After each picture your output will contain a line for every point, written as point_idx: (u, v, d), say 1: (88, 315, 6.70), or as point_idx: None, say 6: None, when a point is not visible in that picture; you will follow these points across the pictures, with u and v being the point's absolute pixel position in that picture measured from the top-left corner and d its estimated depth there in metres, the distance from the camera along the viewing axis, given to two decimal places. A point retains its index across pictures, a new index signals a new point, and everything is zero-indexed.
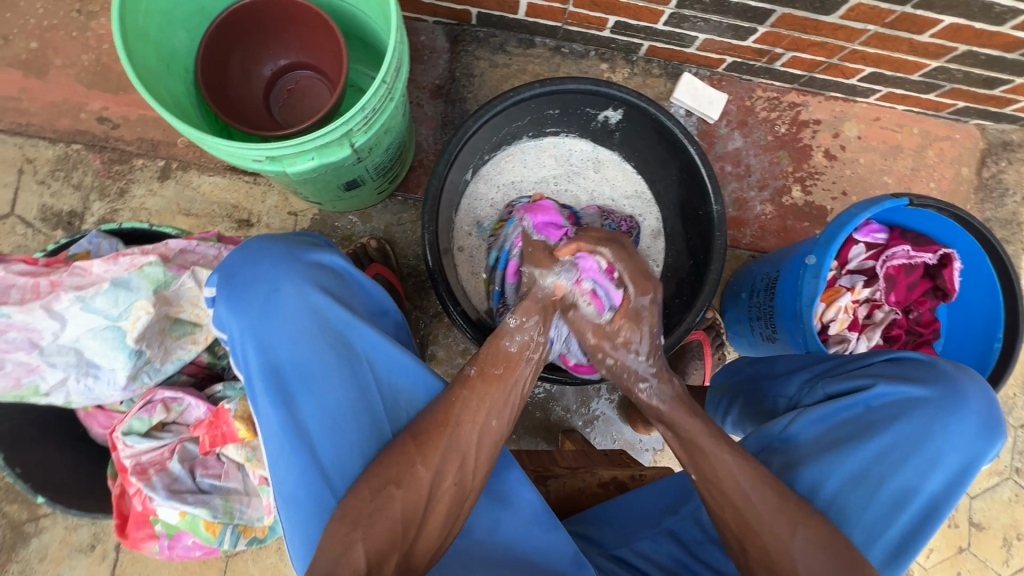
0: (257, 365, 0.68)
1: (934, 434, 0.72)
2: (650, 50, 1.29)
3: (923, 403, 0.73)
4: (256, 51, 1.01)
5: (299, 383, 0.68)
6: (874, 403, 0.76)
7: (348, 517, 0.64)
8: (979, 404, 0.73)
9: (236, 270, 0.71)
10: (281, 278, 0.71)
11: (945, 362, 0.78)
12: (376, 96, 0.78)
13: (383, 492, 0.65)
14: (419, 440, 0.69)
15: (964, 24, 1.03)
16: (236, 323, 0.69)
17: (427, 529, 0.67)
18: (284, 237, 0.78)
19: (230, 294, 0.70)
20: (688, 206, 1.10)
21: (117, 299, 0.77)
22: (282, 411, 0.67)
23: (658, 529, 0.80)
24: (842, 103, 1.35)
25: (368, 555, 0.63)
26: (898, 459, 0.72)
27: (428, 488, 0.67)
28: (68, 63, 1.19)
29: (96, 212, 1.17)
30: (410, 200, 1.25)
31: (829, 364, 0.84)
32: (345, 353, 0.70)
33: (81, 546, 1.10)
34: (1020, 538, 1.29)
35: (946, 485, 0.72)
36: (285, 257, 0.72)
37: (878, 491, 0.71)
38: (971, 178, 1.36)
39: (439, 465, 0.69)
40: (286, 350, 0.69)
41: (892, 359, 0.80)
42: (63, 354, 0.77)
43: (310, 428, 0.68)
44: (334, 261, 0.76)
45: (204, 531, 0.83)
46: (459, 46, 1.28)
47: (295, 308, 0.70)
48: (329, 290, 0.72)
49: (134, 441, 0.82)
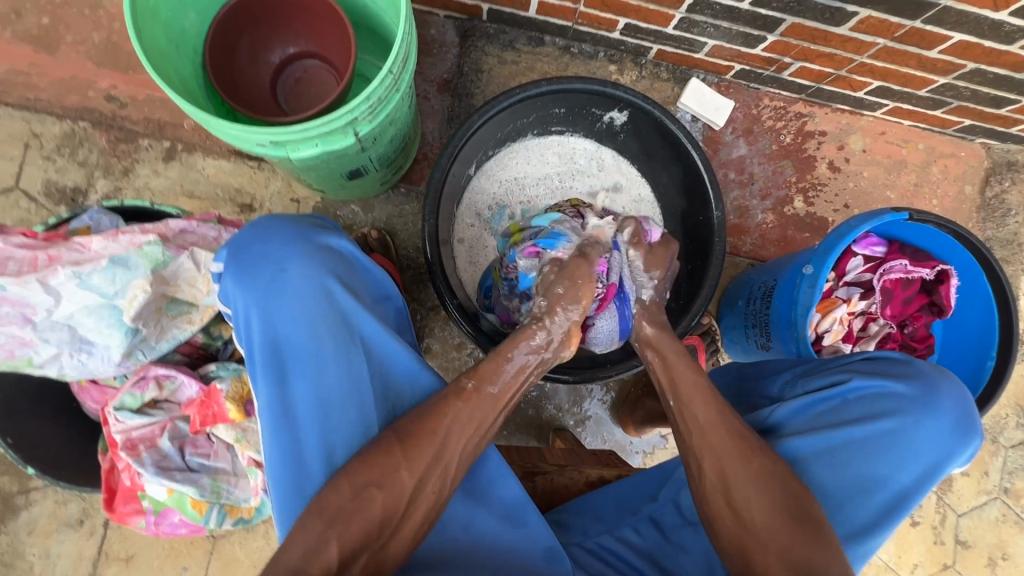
0: (259, 341, 0.69)
1: (907, 429, 0.72)
2: (659, 54, 1.29)
3: (899, 398, 0.74)
4: (265, 37, 1.02)
5: (297, 364, 0.69)
6: (850, 397, 0.76)
7: (324, 514, 0.63)
8: (953, 402, 0.73)
9: (245, 246, 0.72)
10: (290, 257, 0.71)
11: (924, 363, 0.78)
12: (382, 86, 0.79)
13: (364, 493, 0.65)
14: (406, 443, 0.68)
15: (973, 41, 1.03)
16: (242, 298, 0.70)
17: (402, 533, 0.67)
18: (295, 217, 0.79)
19: (239, 270, 0.71)
20: (690, 212, 1.10)
21: (114, 277, 0.77)
22: (277, 389, 0.68)
23: (638, 517, 0.81)
24: (849, 116, 1.35)
25: (343, 552, 0.62)
26: (873, 452, 0.71)
27: (410, 492, 0.67)
28: (79, 40, 1.19)
29: (100, 189, 1.18)
30: (412, 192, 1.25)
31: (814, 364, 0.84)
32: (347, 340, 0.71)
33: (70, 521, 1.11)
34: (1006, 558, 1.29)
35: (919, 480, 0.72)
36: (297, 236, 0.73)
37: (847, 483, 0.71)
38: (974, 197, 1.36)
39: (423, 473, 0.68)
40: (289, 329, 0.70)
41: (870, 359, 0.80)
42: (56, 330, 0.77)
43: (304, 410, 0.68)
44: (342, 244, 0.76)
45: (191, 509, 0.84)
46: (468, 41, 1.28)
47: (302, 288, 0.70)
48: (339, 276, 0.72)
49: (125, 417, 0.82)
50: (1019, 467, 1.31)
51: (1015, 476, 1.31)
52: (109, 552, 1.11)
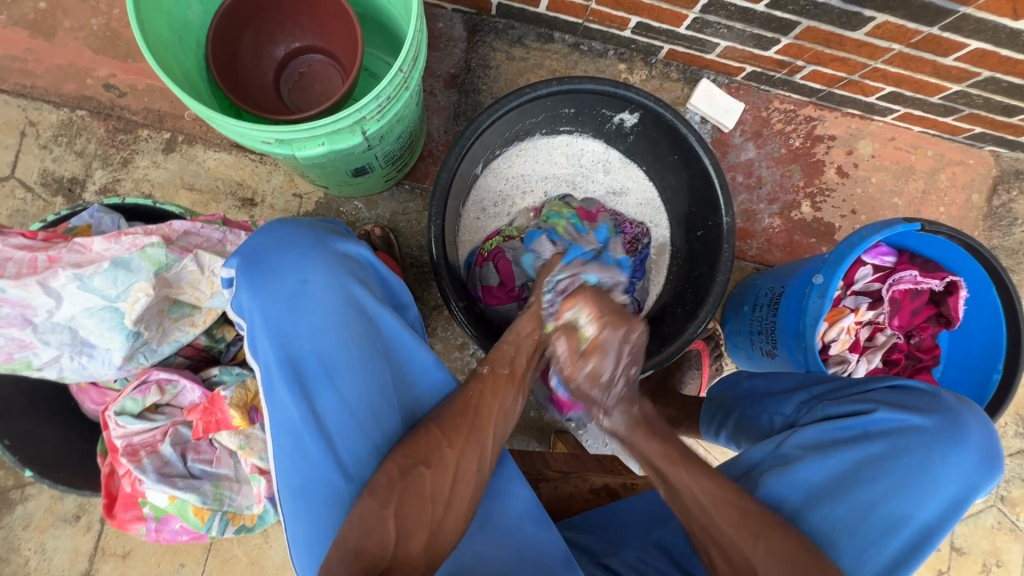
0: (273, 353, 0.67)
1: (932, 464, 0.71)
2: (669, 54, 1.27)
3: (924, 432, 0.72)
4: (270, 31, 0.99)
5: (318, 376, 0.67)
6: (871, 428, 0.74)
7: (377, 496, 0.63)
8: (979, 437, 0.72)
9: (262, 255, 0.70)
10: (311, 267, 0.69)
11: (948, 394, 0.77)
12: (392, 85, 0.77)
13: (413, 472, 0.64)
14: (445, 427, 0.69)
15: (989, 50, 1.01)
16: (258, 310, 0.68)
17: (454, 510, 0.66)
18: (309, 222, 0.77)
19: (254, 279, 0.68)
20: (697, 218, 1.09)
21: (116, 279, 0.75)
22: (302, 402, 0.66)
23: (646, 541, 0.79)
24: (859, 120, 1.34)
25: (400, 527, 0.62)
26: (895, 486, 0.70)
27: (454, 468, 0.67)
28: (77, 27, 1.16)
29: (98, 180, 1.16)
30: (417, 189, 1.23)
31: (830, 389, 0.83)
32: (369, 349, 0.69)
33: (66, 516, 1.10)
34: (999, 565, 1.30)
35: (942, 514, 0.70)
36: (314, 245, 0.72)
37: (869, 515, 0.70)
38: (981, 206, 1.35)
39: (464, 447, 0.68)
40: (309, 340, 0.67)
41: (894, 386, 0.79)
42: (57, 332, 0.75)
43: (328, 423, 0.66)
44: (359, 251, 0.75)
45: (193, 516, 0.82)
46: (476, 36, 1.26)
47: (323, 298, 0.68)
48: (359, 282, 0.71)
49: (126, 422, 0.80)
50: (1016, 475, 1.32)
51: (1011, 484, 1.32)
52: (106, 547, 1.10)
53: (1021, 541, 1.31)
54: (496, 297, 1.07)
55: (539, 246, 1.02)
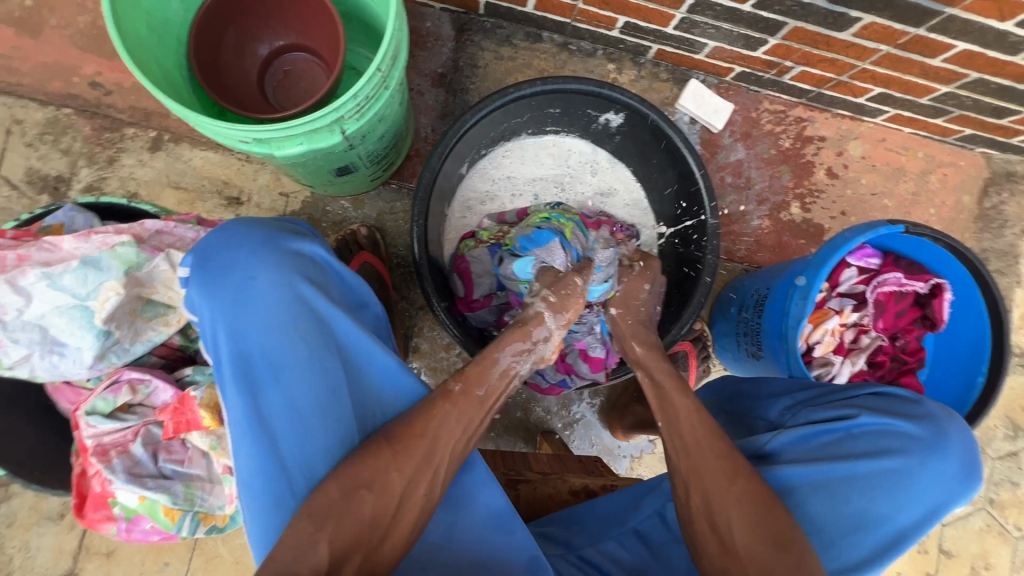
0: (225, 350, 0.66)
1: (914, 470, 0.70)
2: (658, 54, 1.26)
3: (908, 437, 0.72)
4: (252, 29, 0.99)
5: (266, 375, 0.66)
6: (856, 431, 0.74)
7: (314, 515, 0.62)
8: (961, 446, 0.71)
9: (212, 254, 0.69)
10: (258, 265, 0.68)
11: (933, 402, 0.76)
12: (370, 84, 0.77)
13: (354, 495, 0.64)
14: (394, 444, 0.68)
15: (977, 51, 1.01)
16: (207, 308, 0.67)
17: (393, 535, 0.66)
18: (266, 221, 0.76)
19: (205, 278, 0.68)
20: (684, 217, 1.09)
21: (86, 278, 0.75)
22: (248, 402, 0.65)
23: (623, 529, 0.79)
24: (849, 121, 1.33)
25: (333, 553, 0.61)
26: (872, 487, 0.70)
27: (398, 496, 0.66)
28: (63, 24, 1.16)
29: (84, 178, 1.15)
30: (404, 188, 1.23)
31: (812, 395, 0.83)
32: (320, 349, 0.68)
33: (50, 515, 1.10)
34: (987, 568, 1.30)
35: (921, 520, 0.69)
36: (265, 244, 0.70)
37: (842, 513, 0.69)
38: (971, 208, 1.35)
39: (412, 473, 0.68)
40: (258, 340, 0.67)
41: (877, 394, 0.79)
42: (27, 330, 0.75)
43: (274, 424, 0.66)
44: (314, 251, 0.73)
45: (163, 516, 0.82)
46: (464, 35, 1.26)
47: (270, 296, 0.67)
48: (309, 281, 0.70)
49: (96, 422, 0.79)
50: (1005, 477, 1.31)
51: (1001, 487, 1.31)
52: (90, 546, 1.10)
53: (1010, 544, 1.30)
54: (472, 306, 1.09)
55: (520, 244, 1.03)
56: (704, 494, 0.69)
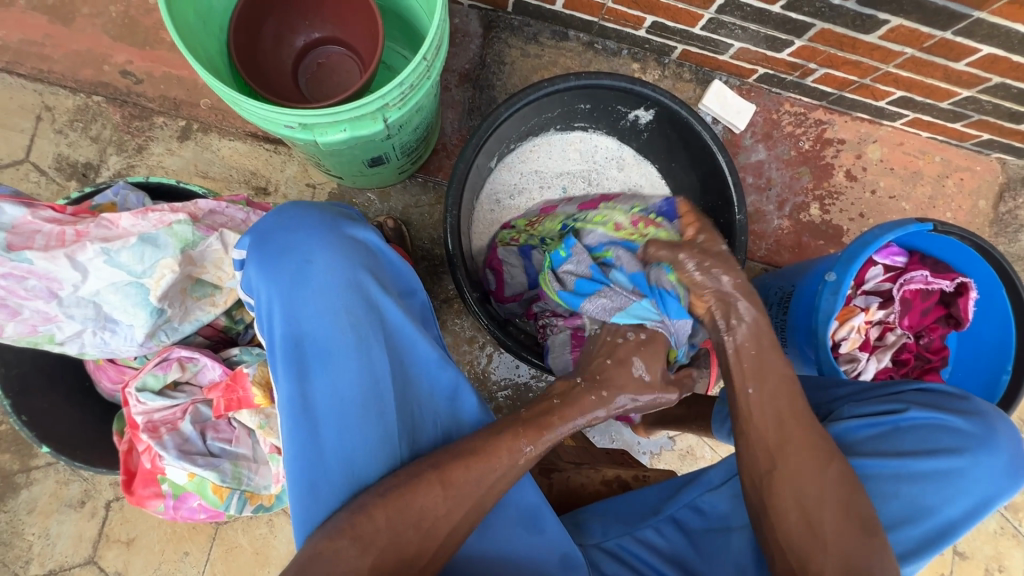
0: (279, 330, 0.68)
1: (961, 465, 0.70)
2: (683, 54, 1.28)
3: (956, 432, 0.72)
4: (290, 20, 1.00)
5: (317, 357, 0.67)
6: (904, 425, 0.74)
7: (360, 535, 0.61)
8: (1010, 442, 0.72)
9: (269, 235, 0.70)
10: (315, 249, 0.69)
11: (979, 400, 0.76)
12: (415, 73, 0.77)
13: (409, 521, 0.63)
14: (445, 480, 0.64)
15: (1001, 55, 1.03)
16: (264, 289, 0.68)
17: (445, 547, 0.65)
18: (319, 205, 0.77)
19: (262, 260, 0.69)
20: (710, 214, 1.10)
21: (143, 255, 0.76)
22: (297, 384, 0.66)
23: (660, 518, 0.80)
24: (868, 125, 1.35)
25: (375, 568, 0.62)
26: (920, 480, 0.71)
27: (450, 527, 0.65)
28: (95, 13, 1.17)
29: (112, 165, 1.16)
30: (430, 182, 1.24)
31: (858, 390, 0.82)
32: (370, 334, 0.69)
33: (71, 501, 1.10)
34: (1001, 571, 1.30)
35: (968, 511, 0.70)
36: (321, 226, 0.72)
37: (888, 504, 0.71)
38: (987, 212, 1.36)
39: (468, 512, 0.65)
40: (311, 323, 0.68)
41: (923, 390, 0.78)
42: (82, 307, 0.76)
43: (321, 407, 0.66)
44: (368, 237, 0.74)
45: (211, 494, 0.82)
46: (492, 32, 1.27)
47: (326, 280, 0.68)
48: (363, 267, 0.71)
49: (147, 398, 0.81)
50: None
51: None
52: (110, 534, 1.10)
53: None
54: (500, 297, 1.08)
55: (574, 270, 0.87)
56: (793, 492, 0.67)
